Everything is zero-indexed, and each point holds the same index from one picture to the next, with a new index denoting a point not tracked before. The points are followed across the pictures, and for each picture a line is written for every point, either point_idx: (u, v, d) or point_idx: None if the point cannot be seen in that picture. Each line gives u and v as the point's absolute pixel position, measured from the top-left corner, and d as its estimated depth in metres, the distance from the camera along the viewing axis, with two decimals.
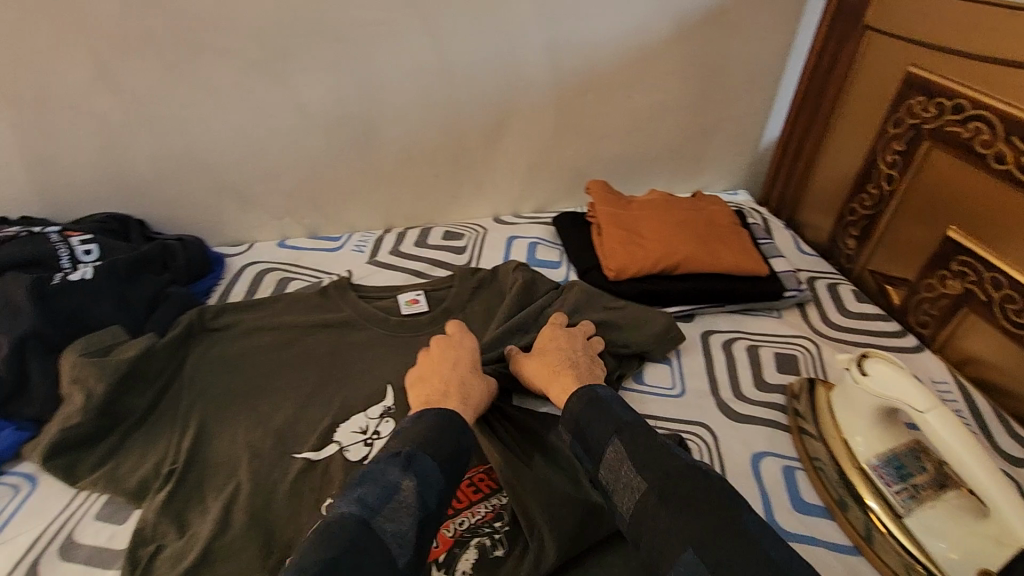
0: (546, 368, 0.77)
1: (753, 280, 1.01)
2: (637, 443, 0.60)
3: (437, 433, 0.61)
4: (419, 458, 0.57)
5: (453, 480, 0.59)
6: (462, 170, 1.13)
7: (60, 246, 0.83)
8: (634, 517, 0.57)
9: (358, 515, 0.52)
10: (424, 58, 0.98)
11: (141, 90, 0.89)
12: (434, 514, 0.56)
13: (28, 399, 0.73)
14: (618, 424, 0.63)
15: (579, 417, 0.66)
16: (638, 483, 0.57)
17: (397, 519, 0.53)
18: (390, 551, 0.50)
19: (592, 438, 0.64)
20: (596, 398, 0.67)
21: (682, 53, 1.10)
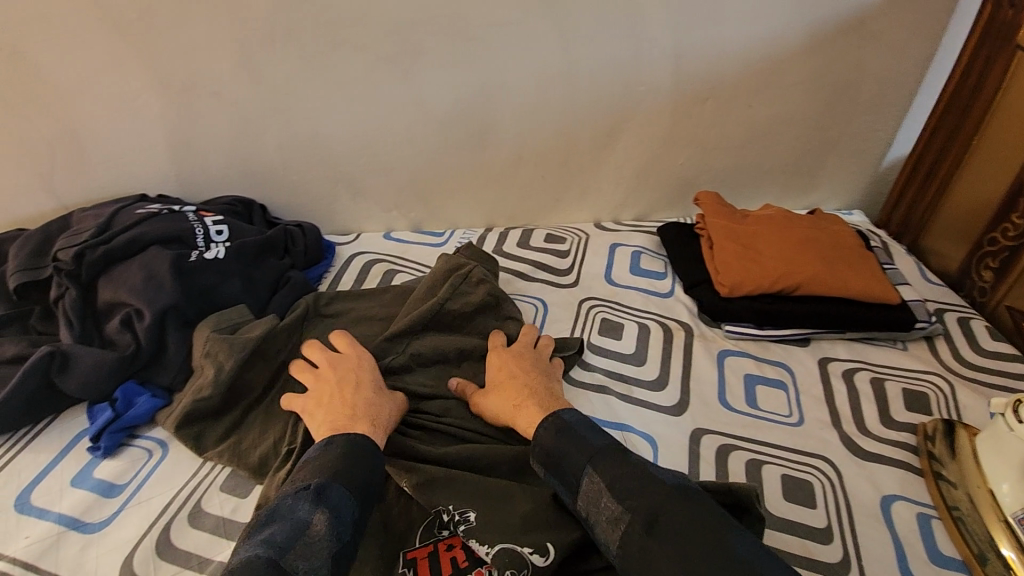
0: (507, 399, 0.71)
1: (880, 309, 0.94)
2: (606, 470, 0.56)
3: (347, 461, 0.58)
4: (330, 488, 0.55)
5: (368, 507, 0.57)
6: (570, 174, 1.11)
7: (196, 225, 0.88)
8: (621, 550, 0.52)
9: (267, 556, 0.49)
10: (548, 58, 0.97)
11: (280, 79, 0.93)
12: (350, 544, 0.54)
13: (163, 368, 0.77)
14: (590, 451, 0.58)
15: (551, 449, 0.60)
16: (620, 512, 0.53)
17: (309, 556, 0.50)
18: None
19: (565, 471, 0.58)
20: (563, 424, 0.62)
21: (811, 62, 1.04)
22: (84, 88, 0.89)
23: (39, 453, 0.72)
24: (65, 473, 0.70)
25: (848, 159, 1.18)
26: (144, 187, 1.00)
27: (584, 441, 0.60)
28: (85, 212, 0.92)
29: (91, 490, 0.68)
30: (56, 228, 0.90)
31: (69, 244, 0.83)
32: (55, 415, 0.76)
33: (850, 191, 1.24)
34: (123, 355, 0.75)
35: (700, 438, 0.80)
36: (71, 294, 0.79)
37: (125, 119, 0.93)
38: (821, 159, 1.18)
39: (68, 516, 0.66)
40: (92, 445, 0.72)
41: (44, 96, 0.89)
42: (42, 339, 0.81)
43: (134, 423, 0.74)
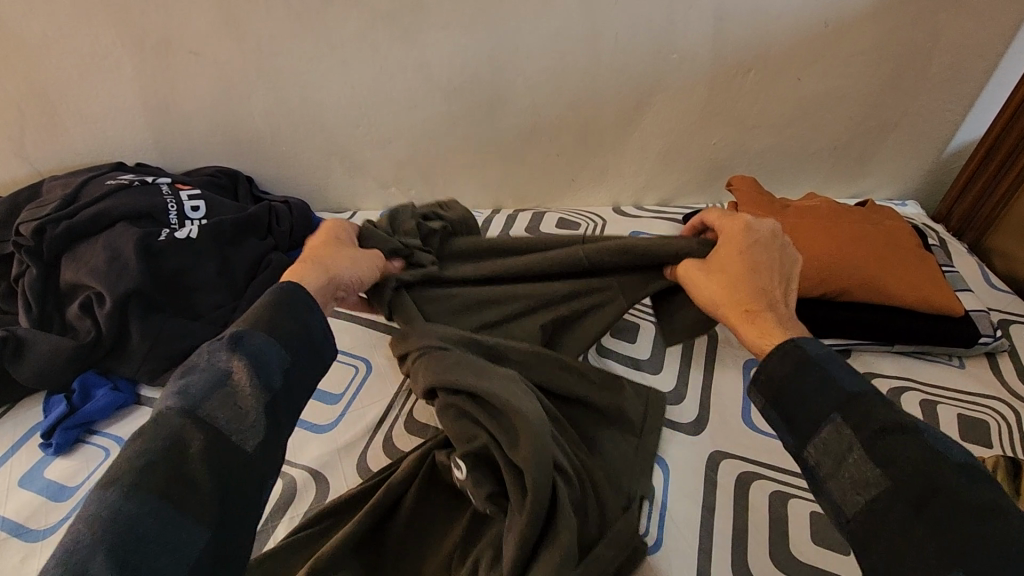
0: (737, 302, 0.59)
1: (940, 321, 0.82)
2: (867, 424, 0.43)
3: (272, 310, 0.48)
4: (250, 334, 0.46)
5: (308, 355, 0.48)
6: (588, 153, 1.00)
7: (169, 198, 0.80)
8: (861, 518, 0.41)
9: (181, 409, 0.41)
10: (568, 21, 0.85)
11: (263, 39, 0.83)
12: (288, 395, 0.46)
13: (129, 358, 0.71)
14: (840, 402, 0.45)
15: (784, 380, 0.48)
16: (878, 478, 0.41)
17: (229, 405, 0.42)
18: (225, 440, 0.41)
19: (800, 412, 0.46)
20: (804, 356, 0.48)
21: (876, 28, 0.90)
22: (51, 44, 0.81)
23: None
24: (14, 471, 0.64)
25: (908, 142, 1.04)
26: (121, 154, 0.92)
27: (831, 382, 0.46)
28: (55, 180, 0.85)
29: (39, 492, 0.62)
30: (24, 198, 0.83)
31: (32, 218, 0.76)
32: (10, 405, 0.71)
33: (907, 179, 1.10)
34: (81, 343, 0.69)
35: (719, 462, 0.66)
36: (30, 273, 0.73)
37: (98, 80, 0.85)
38: (876, 142, 1.04)
39: (12, 520, 0.60)
40: (45, 441, 0.66)
41: (8, 51, 0.81)
42: (3, 319, 0.75)
43: (91, 418, 0.68)
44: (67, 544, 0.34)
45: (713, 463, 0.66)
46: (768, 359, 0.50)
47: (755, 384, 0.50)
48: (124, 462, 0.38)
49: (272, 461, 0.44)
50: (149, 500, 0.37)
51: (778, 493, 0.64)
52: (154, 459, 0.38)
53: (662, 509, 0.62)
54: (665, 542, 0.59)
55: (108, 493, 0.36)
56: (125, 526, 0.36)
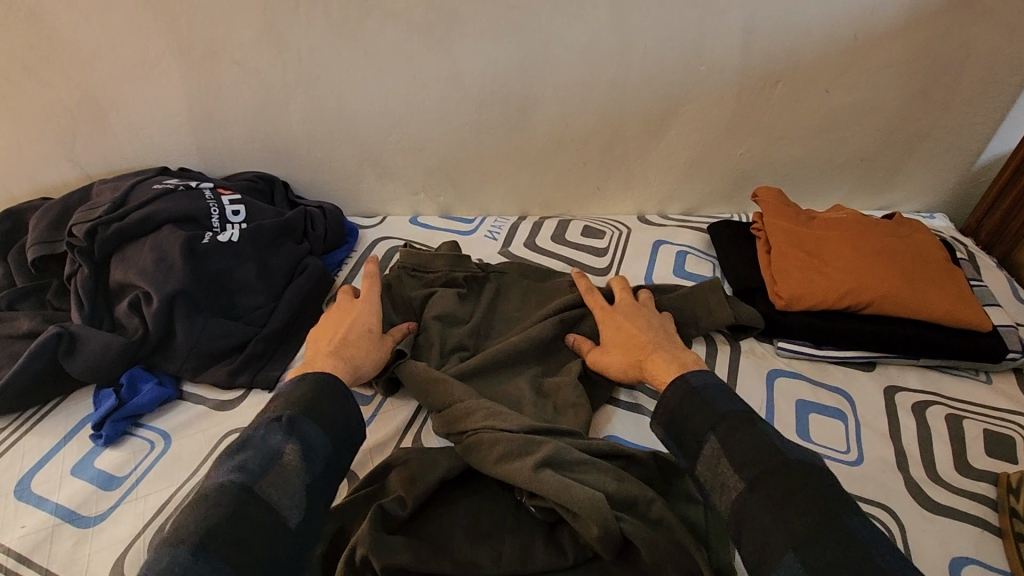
0: (629, 350, 0.72)
1: (968, 335, 0.82)
2: (730, 435, 0.55)
3: (312, 396, 0.59)
4: (301, 421, 0.56)
5: (342, 440, 0.59)
6: (614, 163, 1.02)
7: (212, 203, 0.84)
8: (730, 516, 0.51)
9: (240, 482, 0.51)
10: (599, 34, 0.87)
11: (304, 49, 0.86)
12: (326, 475, 0.56)
13: (174, 355, 0.75)
14: (714, 418, 0.56)
15: (679, 405, 0.59)
16: (734, 481, 0.52)
17: (282, 483, 0.52)
18: (278, 514, 0.51)
19: (685, 433, 0.58)
20: (692, 389, 0.60)
21: (906, 42, 0.90)
22: (104, 54, 0.85)
23: (43, 437, 0.70)
24: (66, 461, 0.68)
25: (937, 155, 1.04)
26: (164, 159, 0.96)
27: (709, 405, 0.58)
28: (104, 183, 0.89)
29: (90, 481, 0.66)
30: (75, 200, 0.87)
31: (83, 220, 0.80)
32: (63, 396, 0.75)
33: (935, 191, 1.09)
34: (130, 340, 0.73)
35: None
36: (82, 273, 0.77)
37: (146, 88, 0.89)
38: (905, 154, 1.04)
39: (65, 507, 0.64)
40: (95, 432, 0.69)
41: (64, 60, 0.85)
42: (55, 315, 0.79)
43: (138, 412, 0.71)
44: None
45: None
46: (665, 396, 0.61)
47: (656, 418, 0.61)
48: (197, 521, 0.48)
49: (313, 531, 0.53)
50: (216, 562, 0.46)
51: None
52: (221, 520, 0.48)
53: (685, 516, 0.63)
54: None
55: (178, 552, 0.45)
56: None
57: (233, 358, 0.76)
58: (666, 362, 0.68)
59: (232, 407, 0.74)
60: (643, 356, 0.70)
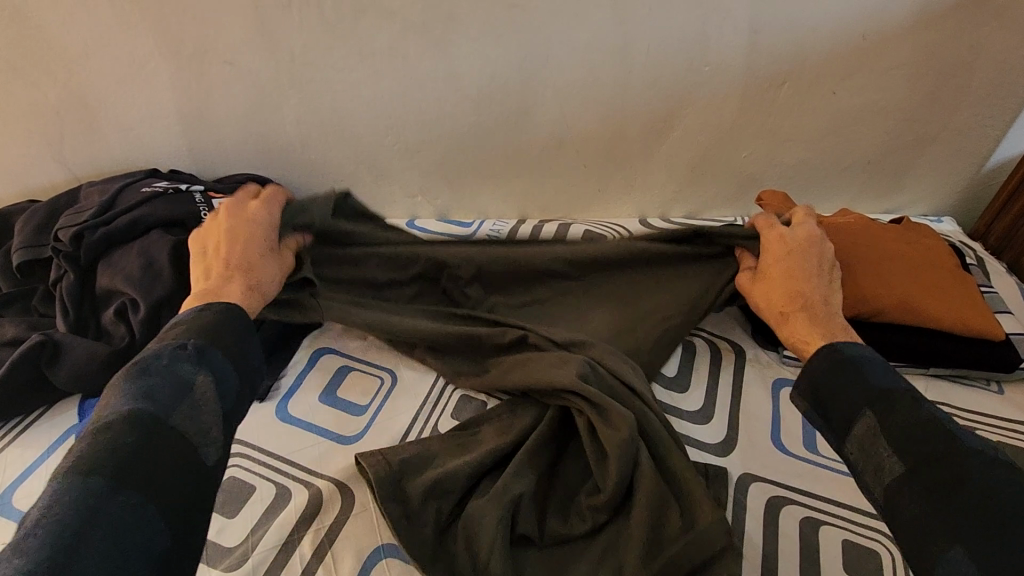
0: (776, 300, 0.69)
1: (981, 344, 0.80)
2: (891, 417, 0.52)
3: (218, 325, 0.56)
4: (210, 352, 0.53)
5: (251, 375, 0.56)
6: (616, 165, 0.99)
7: (202, 207, 0.81)
8: (884, 501, 0.50)
9: (147, 412, 0.47)
10: (600, 34, 0.85)
11: (297, 49, 0.84)
12: (236, 408, 0.53)
13: None
14: (869, 395, 0.53)
15: (819, 380, 0.57)
16: (893, 465, 0.50)
17: (192, 415, 0.49)
18: (190, 446, 0.48)
19: (833, 408, 0.55)
20: (844, 362, 0.56)
21: (914, 42, 0.88)
22: (91, 53, 0.83)
23: (26, 448, 0.68)
24: (49, 473, 0.65)
25: (945, 158, 1.02)
26: (155, 160, 0.94)
27: (864, 377, 0.55)
28: (92, 185, 0.87)
29: None
30: (63, 203, 0.85)
31: (69, 224, 0.77)
32: (47, 406, 0.72)
33: (943, 194, 1.07)
34: (116, 349, 0.71)
35: (748, 486, 0.68)
36: (67, 279, 0.75)
37: (135, 88, 0.86)
38: (913, 156, 1.02)
39: None
40: None
41: (51, 59, 0.83)
42: (41, 322, 0.77)
43: None
44: (48, 528, 0.39)
45: (740, 487, 0.68)
46: (810, 363, 0.58)
47: (798, 386, 0.59)
48: (97, 454, 0.44)
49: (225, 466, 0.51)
50: (126, 501, 0.42)
51: (810, 519, 0.65)
52: (128, 448, 0.45)
53: None
54: None
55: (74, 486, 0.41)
56: (102, 511, 0.41)
57: None
58: (811, 333, 0.64)
59: None
60: (788, 312, 0.67)
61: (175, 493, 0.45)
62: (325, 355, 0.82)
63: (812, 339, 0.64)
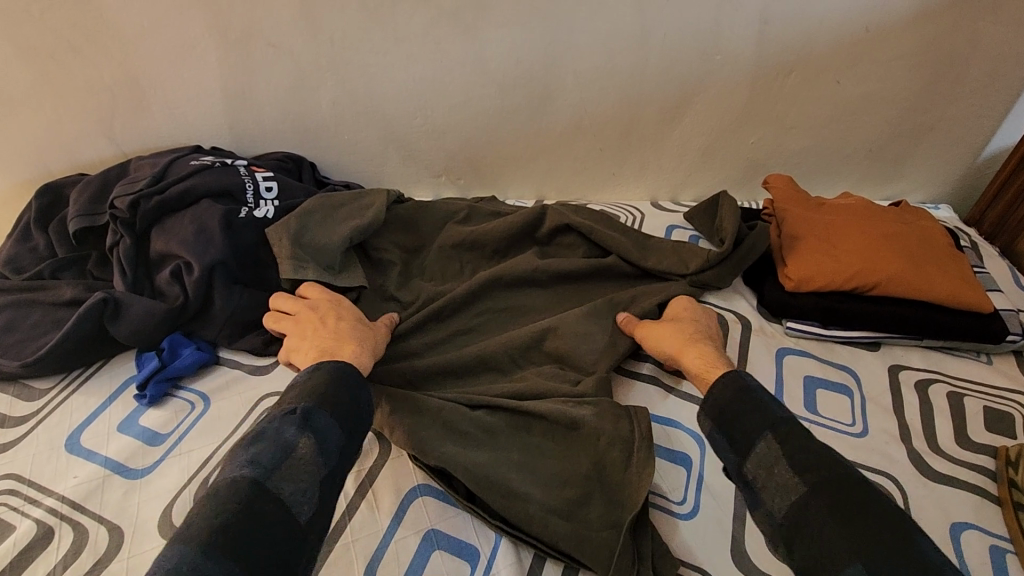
0: (677, 338, 0.76)
1: (970, 316, 0.85)
2: (792, 439, 0.55)
3: (332, 389, 0.59)
4: (315, 415, 0.56)
5: (354, 433, 0.59)
6: (630, 149, 1.05)
7: (247, 179, 0.87)
8: (787, 518, 0.52)
9: (252, 477, 0.50)
10: (620, 22, 0.90)
11: (337, 33, 0.90)
12: (338, 466, 0.56)
13: (210, 321, 0.79)
14: (770, 418, 0.57)
15: (726, 403, 0.61)
16: (795, 483, 0.53)
17: (294, 479, 0.52)
18: (289, 509, 0.50)
19: (737, 431, 0.58)
20: (744, 387, 0.61)
21: (916, 34, 0.94)
22: (144, 35, 0.89)
23: (89, 396, 0.74)
24: (113, 418, 0.72)
25: (942, 146, 1.08)
26: (197, 138, 1.00)
27: (764, 406, 0.59)
28: (141, 160, 0.93)
29: (136, 437, 0.70)
30: (114, 175, 0.91)
31: (125, 193, 0.83)
32: (105, 360, 0.79)
33: (940, 182, 1.13)
34: (171, 307, 0.76)
35: None
36: (124, 243, 0.80)
37: (183, 68, 0.92)
38: (912, 145, 1.08)
39: (114, 459, 0.67)
40: (139, 393, 0.73)
41: (107, 39, 0.89)
42: (98, 284, 0.83)
43: (178, 374, 0.75)
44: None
45: None
46: (715, 388, 0.63)
47: (704, 411, 0.63)
48: (202, 523, 0.46)
49: (320, 530, 0.52)
50: (227, 563, 0.44)
51: None
52: (233, 518, 0.47)
53: (702, 480, 0.70)
54: (702, 507, 0.68)
55: (181, 552, 0.44)
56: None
57: (267, 328, 0.80)
58: (709, 364, 0.70)
59: (266, 372, 0.78)
60: (689, 347, 0.73)
61: (279, 552, 0.48)
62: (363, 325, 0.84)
63: (710, 368, 0.69)
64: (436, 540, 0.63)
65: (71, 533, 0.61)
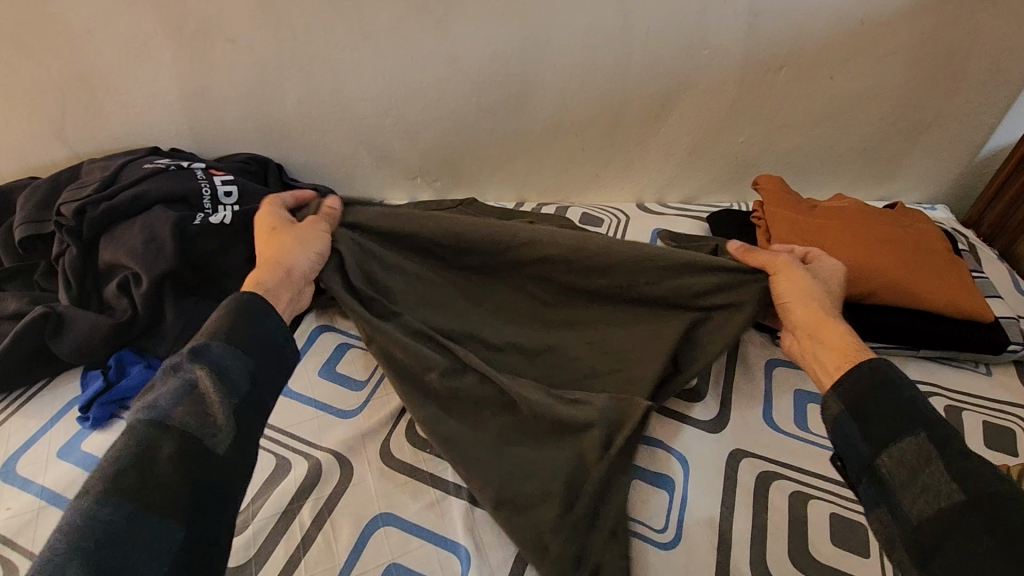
0: (816, 314, 0.67)
1: (968, 324, 0.81)
2: (948, 443, 0.50)
3: (237, 325, 0.56)
4: (210, 346, 0.53)
5: (268, 355, 0.57)
6: (613, 149, 1.00)
7: (204, 183, 0.82)
8: (930, 522, 0.47)
9: (149, 420, 0.47)
10: (600, 16, 0.85)
11: (300, 28, 0.84)
12: (252, 391, 0.53)
13: (162, 337, 0.73)
14: (925, 419, 0.51)
15: (867, 393, 0.55)
16: (951, 490, 0.47)
17: (195, 411, 0.49)
18: (196, 441, 0.48)
19: (875, 423, 0.53)
20: (892, 378, 0.55)
21: (912, 28, 0.89)
22: (94, 31, 0.83)
23: (29, 419, 0.69)
24: (53, 443, 0.66)
25: (939, 145, 1.03)
26: (156, 138, 0.94)
27: (913, 404, 0.53)
28: (94, 163, 0.87)
29: (77, 463, 0.65)
30: (64, 179, 0.85)
31: (72, 199, 0.78)
32: (50, 377, 0.74)
33: (936, 182, 1.09)
34: (118, 322, 0.71)
35: (739, 460, 0.70)
36: (70, 253, 0.75)
37: (137, 65, 0.86)
38: (907, 144, 1.03)
39: (50, 489, 0.62)
40: (82, 414, 0.68)
41: (53, 36, 0.83)
42: (44, 296, 0.78)
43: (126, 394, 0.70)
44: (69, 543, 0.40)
45: (732, 461, 0.70)
46: (856, 375, 0.56)
47: (838, 391, 0.57)
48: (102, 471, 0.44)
49: (243, 453, 0.51)
50: (136, 510, 0.43)
51: (797, 492, 0.67)
52: (129, 464, 0.44)
53: (685, 506, 0.65)
54: (686, 535, 0.63)
55: (81, 505, 0.42)
56: (120, 532, 0.42)
57: None
58: (853, 348, 0.61)
59: None
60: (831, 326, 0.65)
61: (185, 492, 0.45)
62: (347, 350, 0.81)
63: (851, 353, 0.61)
64: None
65: None
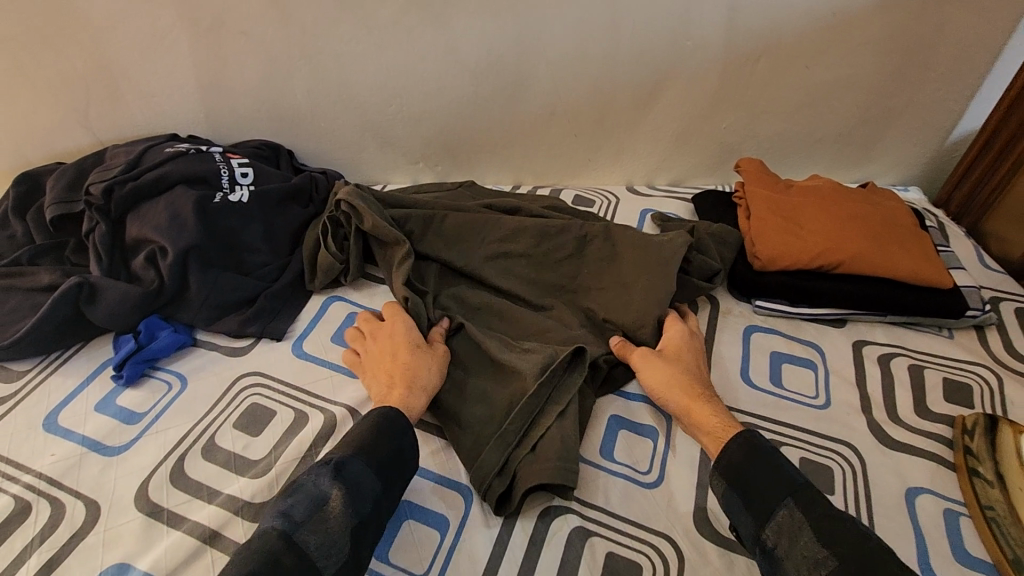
0: (680, 383, 0.73)
1: (930, 292, 0.88)
2: (812, 507, 0.56)
3: (375, 434, 0.62)
4: (352, 464, 0.58)
5: (394, 475, 0.60)
6: (604, 135, 1.07)
7: (222, 165, 0.88)
8: None
9: (283, 528, 0.53)
10: (590, 10, 0.92)
11: (310, 23, 0.91)
12: (375, 512, 0.58)
13: (187, 305, 0.80)
14: (790, 486, 0.58)
15: (743, 468, 0.61)
16: (823, 555, 0.53)
17: (320, 531, 0.53)
18: (315, 561, 0.52)
19: (752, 495, 0.59)
20: (757, 448, 0.62)
21: (881, 20, 0.96)
22: (118, 24, 0.89)
23: (66, 378, 0.75)
24: (89, 398, 0.73)
25: (910, 131, 1.10)
26: (174, 126, 1.01)
27: (780, 469, 0.60)
28: (117, 148, 0.93)
29: (113, 416, 0.71)
30: (90, 163, 0.92)
31: (100, 179, 0.84)
32: (83, 343, 0.80)
33: (908, 166, 1.16)
34: (147, 291, 0.78)
35: None
36: (100, 229, 0.81)
37: (158, 57, 0.93)
38: (880, 130, 1.10)
39: (90, 438, 0.69)
40: (116, 373, 0.74)
41: (80, 30, 0.89)
42: (75, 270, 0.84)
43: (156, 355, 0.76)
44: None
45: None
46: (728, 448, 0.64)
47: (717, 469, 0.63)
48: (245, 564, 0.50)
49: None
50: None
51: None
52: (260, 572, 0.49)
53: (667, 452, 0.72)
54: (667, 477, 0.70)
55: None
56: None
57: (243, 311, 0.81)
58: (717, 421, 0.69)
59: (243, 353, 0.79)
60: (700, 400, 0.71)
61: None
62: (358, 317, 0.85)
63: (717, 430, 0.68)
64: (407, 513, 0.65)
65: (48, 508, 0.63)
